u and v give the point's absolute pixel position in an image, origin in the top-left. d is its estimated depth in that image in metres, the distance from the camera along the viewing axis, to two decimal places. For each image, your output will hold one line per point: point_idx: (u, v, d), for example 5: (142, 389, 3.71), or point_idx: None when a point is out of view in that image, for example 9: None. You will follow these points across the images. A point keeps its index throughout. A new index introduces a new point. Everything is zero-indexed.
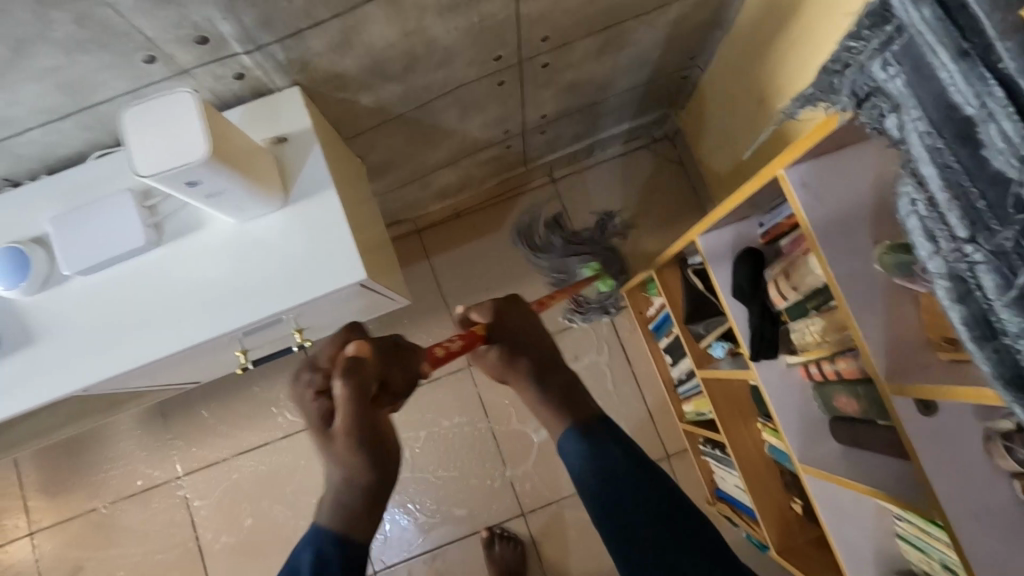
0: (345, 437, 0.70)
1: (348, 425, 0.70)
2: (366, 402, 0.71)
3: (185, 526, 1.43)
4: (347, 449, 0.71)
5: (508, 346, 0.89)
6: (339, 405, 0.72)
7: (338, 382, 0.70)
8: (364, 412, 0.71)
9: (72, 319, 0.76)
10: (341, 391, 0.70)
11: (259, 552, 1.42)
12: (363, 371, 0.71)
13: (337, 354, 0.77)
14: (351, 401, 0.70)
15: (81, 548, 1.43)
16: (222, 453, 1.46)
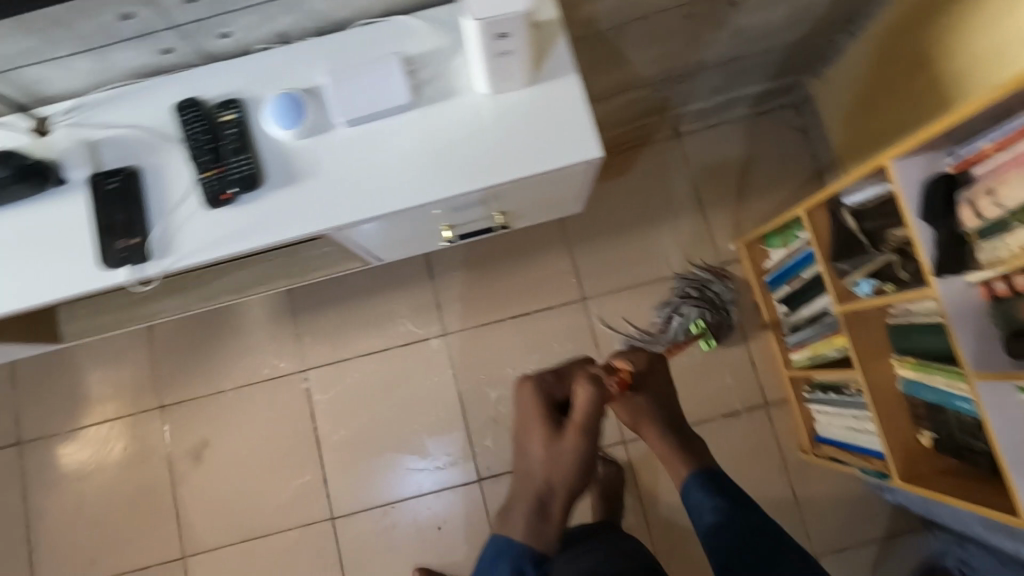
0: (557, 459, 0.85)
1: (562, 445, 0.86)
2: (583, 427, 0.86)
3: (305, 415, 1.52)
4: (566, 462, 0.85)
5: (657, 398, 1.03)
6: (571, 434, 0.86)
7: (580, 410, 0.87)
8: (574, 431, 0.86)
9: (335, 164, 0.84)
10: (576, 416, 0.87)
11: (372, 447, 1.51)
12: (587, 408, 0.86)
13: (553, 390, 0.93)
14: (576, 431, 0.86)
15: (208, 425, 1.52)
16: (346, 353, 1.55)
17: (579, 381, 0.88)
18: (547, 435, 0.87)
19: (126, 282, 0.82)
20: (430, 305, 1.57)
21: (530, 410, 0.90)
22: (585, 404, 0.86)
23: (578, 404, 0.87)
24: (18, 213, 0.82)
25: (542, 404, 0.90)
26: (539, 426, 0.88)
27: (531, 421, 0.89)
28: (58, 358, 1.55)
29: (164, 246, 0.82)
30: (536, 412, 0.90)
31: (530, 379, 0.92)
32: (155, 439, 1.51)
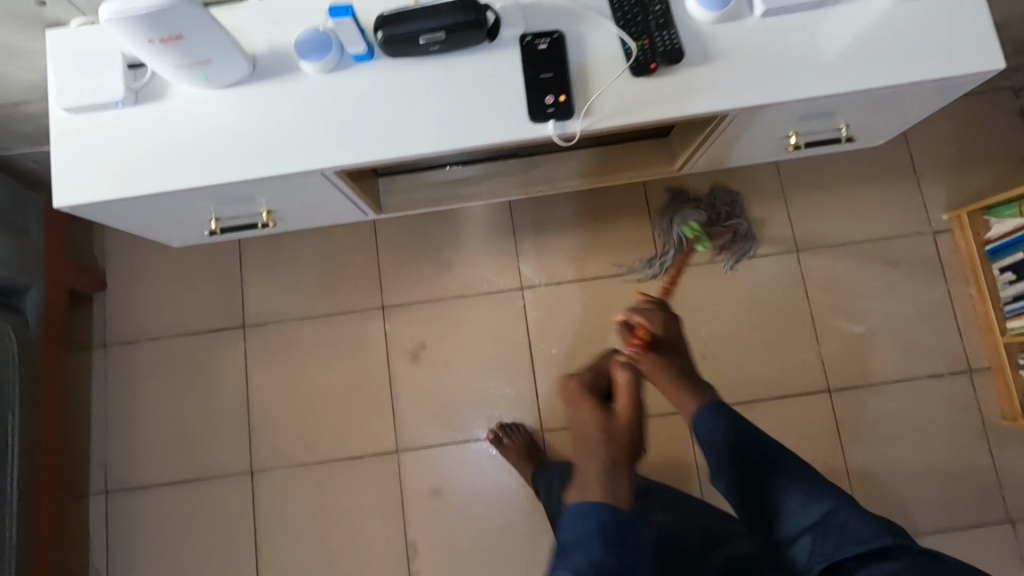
0: (588, 440, 0.88)
1: (609, 432, 0.88)
2: (608, 430, 0.89)
3: (520, 330, 1.58)
4: (592, 460, 0.84)
5: (668, 354, 1.02)
6: (586, 428, 0.90)
7: (592, 420, 0.90)
8: (606, 426, 0.89)
9: (748, 49, 0.89)
10: (622, 405, 0.92)
11: (583, 368, 1.56)
12: (631, 394, 0.93)
13: (584, 377, 0.99)
14: (627, 416, 0.91)
15: (428, 328, 1.57)
16: (563, 276, 1.60)
17: (624, 376, 0.94)
18: (601, 448, 0.85)
19: (550, 135, 0.87)
20: (647, 240, 1.62)
21: (581, 403, 0.93)
22: (630, 393, 0.93)
23: (620, 391, 0.94)
24: (458, 62, 0.89)
25: (577, 394, 0.95)
26: (591, 423, 0.90)
27: (585, 424, 0.90)
28: (281, 253, 1.62)
29: (585, 106, 0.88)
30: (594, 404, 0.93)
31: (573, 377, 0.98)
32: (375, 339, 1.57)
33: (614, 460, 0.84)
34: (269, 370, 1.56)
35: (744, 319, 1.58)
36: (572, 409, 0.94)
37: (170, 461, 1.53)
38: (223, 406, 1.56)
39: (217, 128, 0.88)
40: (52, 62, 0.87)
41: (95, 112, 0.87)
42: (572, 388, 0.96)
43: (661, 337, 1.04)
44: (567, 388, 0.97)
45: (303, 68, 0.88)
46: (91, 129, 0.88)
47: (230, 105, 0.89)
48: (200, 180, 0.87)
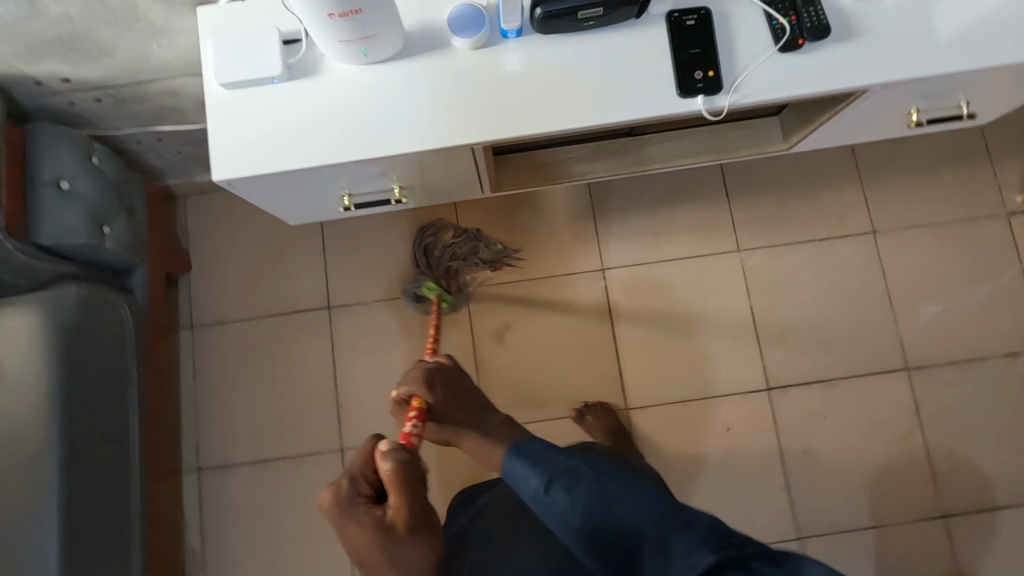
0: (374, 549, 0.75)
1: (383, 538, 0.76)
2: (377, 532, 0.76)
3: (603, 310, 1.60)
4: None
5: (451, 427, 0.92)
6: (344, 531, 0.77)
7: (357, 527, 0.76)
8: (378, 532, 0.76)
9: (891, 25, 0.91)
10: (394, 506, 0.78)
11: (665, 348, 1.58)
12: (398, 486, 0.78)
13: (352, 485, 0.80)
14: (400, 507, 0.77)
15: (512, 309, 1.60)
16: (643, 258, 1.62)
17: (387, 460, 0.79)
18: (370, 532, 0.76)
19: (698, 110, 0.89)
20: (725, 222, 1.64)
21: (360, 523, 0.77)
22: (400, 482, 0.78)
23: (388, 485, 0.79)
24: (607, 39, 0.91)
25: (343, 511, 0.78)
26: (355, 516, 0.77)
27: (353, 532, 0.77)
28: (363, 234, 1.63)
29: (732, 82, 0.90)
30: (366, 530, 0.76)
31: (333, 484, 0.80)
32: (459, 320, 1.59)
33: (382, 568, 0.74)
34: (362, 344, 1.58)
35: (823, 299, 1.60)
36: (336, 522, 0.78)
37: (261, 439, 1.56)
38: (310, 386, 1.58)
39: (371, 104, 0.90)
40: (210, 37, 0.89)
41: (252, 87, 0.89)
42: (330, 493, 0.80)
43: (437, 405, 0.95)
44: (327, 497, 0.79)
45: (455, 45, 0.90)
46: (248, 104, 0.89)
47: (384, 81, 0.90)
48: (356, 154, 0.89)
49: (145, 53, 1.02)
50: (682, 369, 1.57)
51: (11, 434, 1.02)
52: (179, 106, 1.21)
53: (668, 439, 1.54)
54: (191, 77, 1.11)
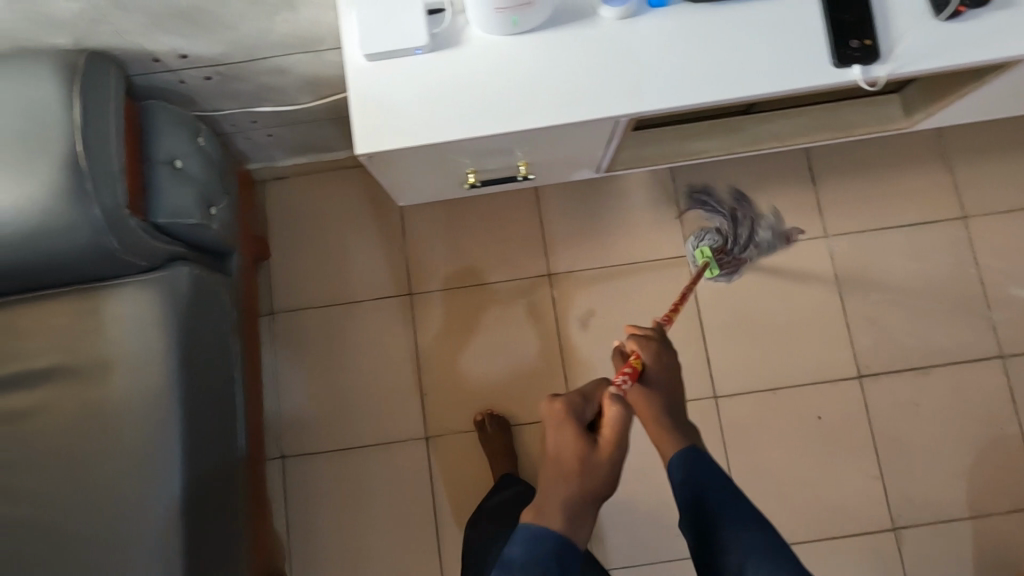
0: (574, 467, 0.75)
1: (589, 464, 0.76)
2: (585, 459, 0.76)
3: (689, 297, 1.57)
4: (555, 494, 0.74)
5: (662, 393, 0.90)
6: (560, 440, 0.78)
7: (571, 441, 0.77)
8: (587, 457, 0.76)
9: None
10: (605, 438, 0.78)
11: (753, 334, 1.56)
12: (619, 427, 0.78)
13: (580, 406, 0.82)
14: (612, 445, 0.77)
15: (596, 295, 1.57)
16: (729, 243, 1.59)
17: (614, 397, 0.80)
18: (577, 447, 0.76)
19: (854, 81, 0.86)
20: (812, 207, 1.61)
21: (574, 432, 0.78)
22: (622, 420, 0.79)
23: (607, 421, 0.79)
24: (757, 8, 0.88)
25: (564, 420, 0.79)
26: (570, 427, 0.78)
27: (564, 442, 0.77)
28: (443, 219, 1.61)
29: (889, 52, 0.87)
30: (573, 439, 0.77)
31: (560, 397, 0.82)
32: (543, 306, 1.57)
33: (577, 495, 0.74)
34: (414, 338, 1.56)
35: (913, 284, 1.57)
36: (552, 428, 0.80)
37: (345, 426, 1.54)
38: (393, 373, 1.56)
39: (515, 74, 0.87)
40: (352, 10, 0.87)
41: (394, 59, 0.87)
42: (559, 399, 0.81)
43: (653, 371, 0.91)
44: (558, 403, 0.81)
45: (601, 15, 0.87)
46: (390, 75, 0.87)
47: (528, 52, 0.88)
48: (499, 126, 0.87)
49: (268, 28, 1.00)
50: (772, 355, 1.55)
51: (135, 412, 1.02)
52: (284, 85, 1.19)
53: (759, 426, 1.52)
54: (305, 54, 1.09)
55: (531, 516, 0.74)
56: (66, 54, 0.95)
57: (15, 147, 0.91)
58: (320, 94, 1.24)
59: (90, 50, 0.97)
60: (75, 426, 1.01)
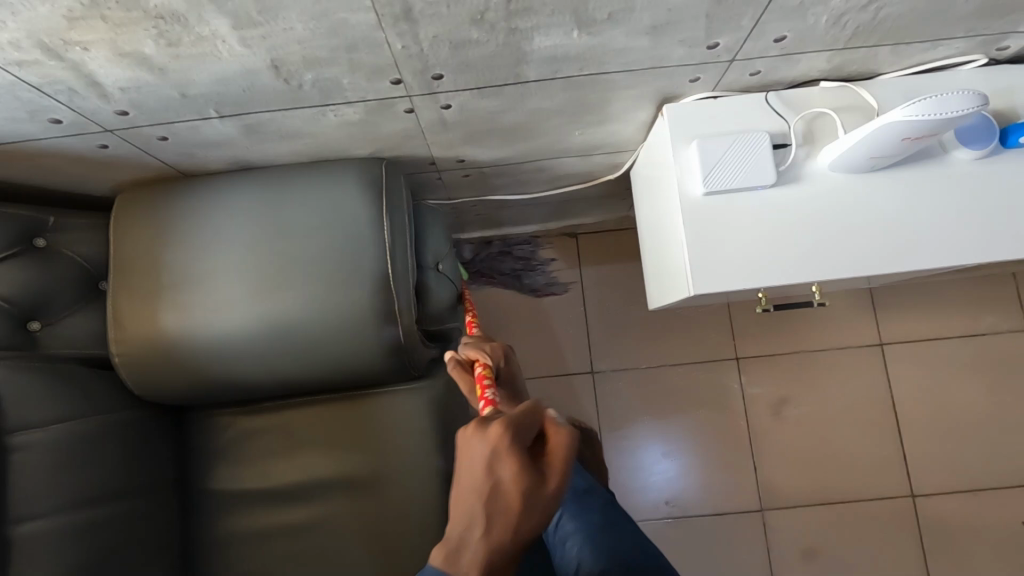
0: (506, 511, 0.55)
1: (532, 507, 0.55)
2: (529, 500, 0.55)
3: (882, 387, 1.52)
4: (492, 529, 0.54)
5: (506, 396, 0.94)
6: (491, 463, 0.56)
7: (508, 480, 0.55)
8: (533, 496, 0.55)
9: None
10: (551, 465, 0.57)
11: (952, 429, 1.50)
12: (567, 452, 0.59)
13: (517, 430, 0.57)
14: (556, 481, 0.57)
15: (785, 381, 1.53)
16: (923, 333, 1.53)
17: (550, 418, 0.61)
18: (515, 477, 0.55)
19: None
20: (1013, 298, 1.53)
21: (504, 454, 0.56)
22: (567, 448, 0.59)
23: (551, 452, 0.58)
24: None
25: (508, 439, 0.56)
26: (501, 463, 0.56)
27: (483, 474, 0.55)
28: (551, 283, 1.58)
29: None
30: (493, 445, 0.56)
31: (500, 421, 0.58)
32: (730, 393, 1.53)
33: (516, 546, 0.55)
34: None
35: None
36: (482, 457, 0.56)
37: None
38: None
39: (863, 215, 0.83)
40: (695, 142, 0.83)
41: (737, 194, 0.83)
42: (492, 422, 0.58)
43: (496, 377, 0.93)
44: (496, 426, 0.57)
45: (954, 155, 0.83)
46: (730, 212, 0.83)
47: (876, 190, 0.83)
48: (847, 268, 0.83)
49: (560, 139, 0.96)
50: (972, 456, 1.49)
51: (407, 531, 0.97)
52: (529, 179, 1.16)
53: (964, 529, 1.46)
54: (574, 157, 1.06)
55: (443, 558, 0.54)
56: (369, 164, 0.92)
57: (326, 263, 0.88)
58: (558, 186, 1.20)
59: (386, 160, 0.94)
60: (346, 544, 0.97)
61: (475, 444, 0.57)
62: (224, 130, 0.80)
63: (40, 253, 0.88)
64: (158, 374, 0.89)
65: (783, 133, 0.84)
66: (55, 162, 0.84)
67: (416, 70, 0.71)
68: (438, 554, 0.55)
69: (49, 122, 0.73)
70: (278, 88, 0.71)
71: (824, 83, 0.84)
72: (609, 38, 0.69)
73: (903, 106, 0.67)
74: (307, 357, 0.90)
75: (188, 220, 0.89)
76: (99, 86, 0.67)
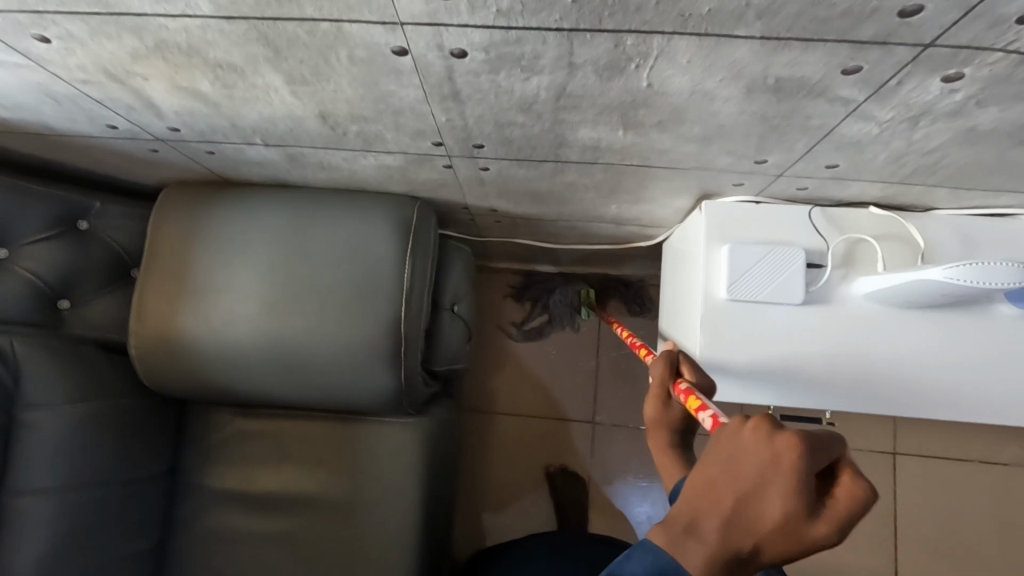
0: (772, 526, 0.39)
1: (797, 541, 0.39)
2: (795, 532, 0.39)
3: (887, 498, 1.46)
4: (746, 537, 0.40)
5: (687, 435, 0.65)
6: (763, 468, 0.40)
7: (783, 502, 0.39)
8: (802, 526, 0.39)
9: None
10: (841, 514, 0.39)
11: (953, 555, 1.43)
12: (859, 512, 0.40)
13: (823, 453, 0.40)
14: (830, 531, 0.39)
15: None
16: (941, 450, 1.47)
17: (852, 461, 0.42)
18: (802, 492, 0.39)
19: None
20: None
21: (793, 461, 0.39)
22: (859, 502, 0.40)
23: (841, 503, 0.40)
24: None
25: (810, 456, 0.39)
26: (780, 478, 0.40)
27: (755, 469, 0.40)
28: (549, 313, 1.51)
29: None
30: (784, 451, 0.40)
31: (790, 426, 0.41)
32: None
33: (748, 562, 0.41)
34: (536, 461, 1.48)
35: None
36: (757, 454, 0.41)
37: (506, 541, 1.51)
38: None
39: (890, 352, 0.80)
40: (728, 245, 0.82)
41: (762, 307, 0.81)
42: (786, 428, 0.41)
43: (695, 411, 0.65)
44: (789, 435, 0.40)
45: (997, 307, 0.79)
46: (751, 323, 0.81)
47: (909, 330, 0.80)
48: (860, 403, 0.81)
49: (596, 208, 0.96)
50: None
51: (374, 563, 0.99)
52: (561, 233, 1.15)
53: None
54: (609, 223, 1.05)
55: (664, 535, 0.42)
56: (403, 205, 0.93)
57: (344, 296, 0.90)
58: (588, 242, 1.19)
59: (420, 200, 0.95)
60: (314, 565, 0.99)
61: (747, 438, 0.42)
62: (268, 154, 0.83)
63: (81, 235, 0.92)
64: (167, 370, 0.93)
65: (821, 252, 0.82)
66: (107, 156, 0.87)
67: (458, 138, 0.71)
68: (659, 531, 0.43)
69: (106, 126, 0.76)
70: (323, 132, 0.72)
71: (875, 208, 0.82)
72: (654, 139, 0.68)
73: (942, 267, 0.68)
74: (310, 379, 0.92)
75: (224, 229, 0.93)
76: (155, 107, 0.69)
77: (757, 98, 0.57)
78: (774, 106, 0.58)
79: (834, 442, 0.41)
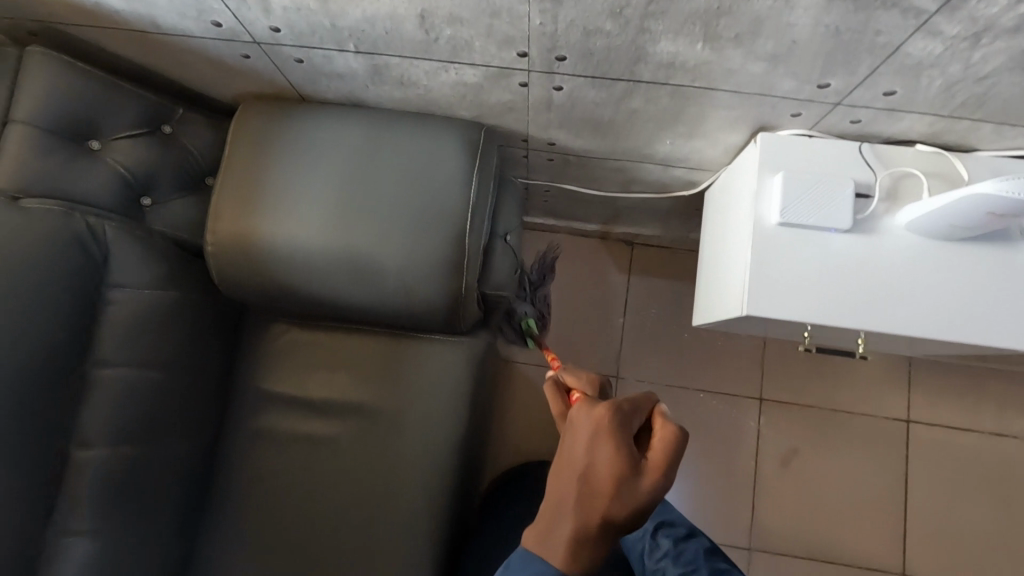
0: (607, 483, 0.62)
1: (630, 486, 0.62)
2: (624, 483, 0.62)
3: (897, 464, 1.52)
4: (592, 505, 0.62)
5: None
6: (590, 440, 0.64)
7: (607, 460, 0.63)
8: (628, 477, 0.62)
9: None
10: (654, 457, 0.64)
11: (959, 522, 1.48)
12: (668, 450, 0.65)
13: (625, 412, 0.66)
14: (653, 477, 0.63)
15: (803, 434, 1.54)
16: (952, 421, 1.52)
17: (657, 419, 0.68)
18: (618, 454, 0.63)
19: None
20: None
21: (603, 427, 0.64)
22: (666, 446, 0.65)
23: (654, 452, 0.65)
24: None
25: (615, 422, 0.65)
26: (603, 440, 0.64)
27: (586, 446, 0.64)
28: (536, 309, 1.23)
29: None
30: (599, 421, 0.65)
31: (602, 403, 0.67)
32: (747, 431, 1.54)
33: (605, 519, 0.62)
34: None
35: None
36: (588, 431, 0.65)
37: None
38: None
39: (931, 280, 0.85)
40: (781, 173, 0.87)
41: (808, 232, 0.86)
42: (598, 406, 0.66)
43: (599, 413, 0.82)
44: (600, 408, 0.66)
45: None
46: (798, 247, 0.87)
47: (948, 259, 0.85)
48: (900, 326, 0.84)
49: (650, 143, 1.01)
50: (972, 554, 1.48)
51: (419, 472, 1.04)
52: (607, 177, 1.20)
53: None
54: (657, 165, 1.10)
55: (536, 535, 0.64)
56: (470, 128, 0.98)
57: (411, 209, 0.95)
58: (631, 191, 1.25)
59: (485, 126, 1.00)
60: (361, 469, 1.04)
61: (579, 421, 0.66)
62: (354, 64, 0.88)
63: (164, 138, 0.97)
64: (237, 270, 0.97)
65: (868, 184, 0.87)
66: (197, 61, 0.92)
67: (543, 48, 0.76)
68: (532, 532, 0.65)
69: (211, 23, 0.81)
70: (416, 36, 0.78)
71: (920, 146, 0.88)
72: (727, 56, 0.74)
73: (993, 179, 0.73)
74: (372, 288, 0.97)
75: (298, 140, 0.98)
76: (266, 1, 0.75)
77: (836, 6, 0.62)
78: (849, 17, 0.64)
79: (636, 407, 0.67)
